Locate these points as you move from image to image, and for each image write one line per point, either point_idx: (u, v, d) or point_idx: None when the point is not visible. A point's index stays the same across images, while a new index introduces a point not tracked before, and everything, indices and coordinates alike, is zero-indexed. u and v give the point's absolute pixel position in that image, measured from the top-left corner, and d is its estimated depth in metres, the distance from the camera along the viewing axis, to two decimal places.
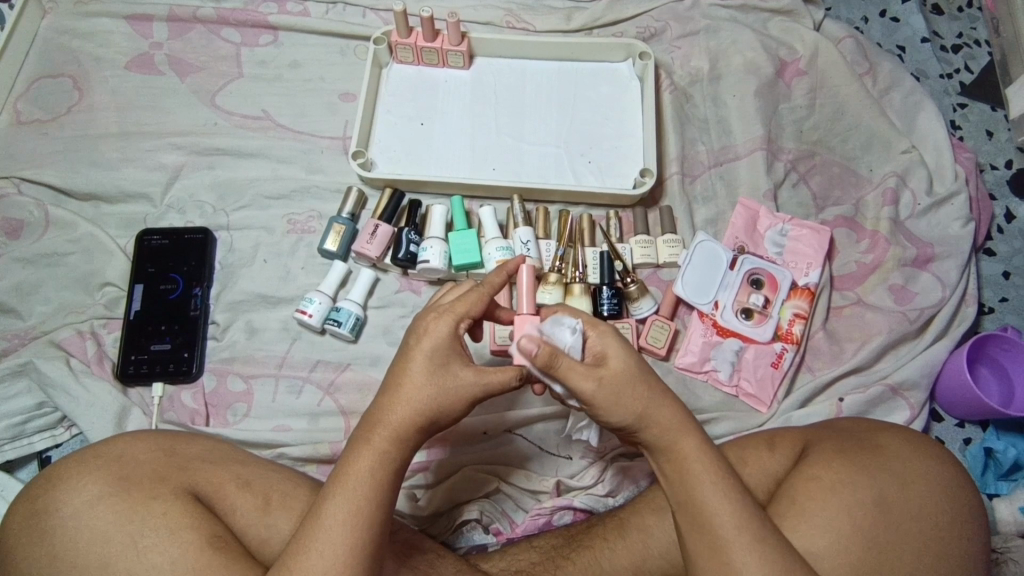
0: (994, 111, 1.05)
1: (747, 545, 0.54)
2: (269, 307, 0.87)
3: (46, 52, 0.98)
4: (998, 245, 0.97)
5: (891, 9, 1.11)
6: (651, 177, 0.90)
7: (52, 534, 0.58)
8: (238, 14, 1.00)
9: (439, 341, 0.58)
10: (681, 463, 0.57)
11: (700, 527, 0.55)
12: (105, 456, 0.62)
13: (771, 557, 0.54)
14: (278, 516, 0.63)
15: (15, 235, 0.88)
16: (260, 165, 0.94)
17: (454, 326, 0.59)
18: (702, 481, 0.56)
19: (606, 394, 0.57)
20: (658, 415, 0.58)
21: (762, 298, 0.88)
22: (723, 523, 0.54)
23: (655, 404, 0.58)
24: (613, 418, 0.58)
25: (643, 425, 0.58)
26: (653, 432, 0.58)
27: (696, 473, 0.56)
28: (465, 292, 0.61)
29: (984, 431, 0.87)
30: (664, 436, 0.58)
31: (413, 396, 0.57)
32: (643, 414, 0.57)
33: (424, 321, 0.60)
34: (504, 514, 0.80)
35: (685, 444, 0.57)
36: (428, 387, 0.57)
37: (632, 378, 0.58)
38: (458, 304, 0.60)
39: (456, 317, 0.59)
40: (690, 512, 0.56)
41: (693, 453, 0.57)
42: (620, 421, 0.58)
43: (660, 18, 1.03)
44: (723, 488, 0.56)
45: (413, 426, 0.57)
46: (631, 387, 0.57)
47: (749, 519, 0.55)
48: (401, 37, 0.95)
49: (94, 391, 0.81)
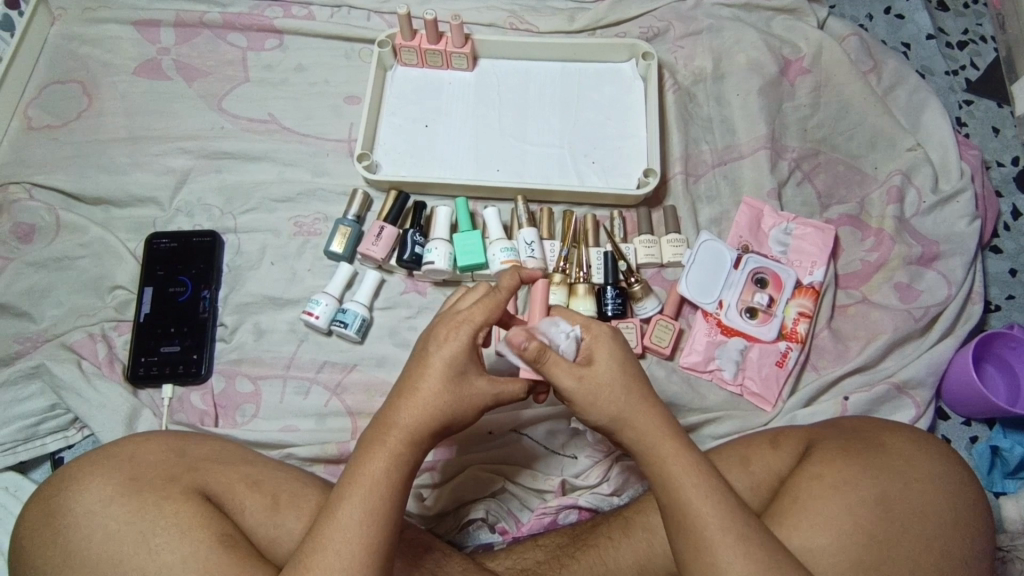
0: (999, 107, 1.04)
1: (732, 544, 0.54)
2: (277, 309, 0.88)
3: (56, 57, 1.00)
4: (1004, 242, 0.97)
5: (895, 6, 1.11)
6: (655, 176, 0.90)
7: (65, 534, 0.59)
8: (244, 18, 1.01)
9: (458, 349, 0.59)
10: (661, 466, 0.57)
11: (686, 528, 0.55)
12: (117, 458, 0.63)
13: (756, 555, 0.54)
14: (287, 515, 0.64)
15: (27, 239, 0.90)
16: (267, 168, 0.95)
17: (473, 335, 0.60)
18: (683, 482, 0.56)
19: (585, 393, 0.58)
20: (636, 417, 0.59)
21: (766, 297, 0.88)
22: (707, 523, 0.55)
23: (631, 407, 0.59)
24: (588, 417, 0.60)
25: (620, 426, 0.59)
26: (633, 434, 0.59)
27: (678, 473, 0.57)
28: (482, 297, 0.61)
29: (991, 429, 0.87)
30: (646, 439, 0.58)
31: (430, 401, 0.58)
32: (619, 417, 0.59)
33: (442, 328, 0.60)
34: (510, 513, 0.80)
35: (665, 448, 0.58)
36: (444, 394, 0.58)
37: (613, 380, 0.59)
38: (477, 312, 0.60)
39: (476, 326, 0.60)
40: (675, 513, 0.56)
41: (672, 456, 0.57)
42: (596, 421, 0.60)
43: (663, 18, 1.03)
44: (705, 489, 0.56)
45: (427, 431, 0.58)
46: (612, 387, 0.59)
47: (734, 518, 0.55)
48: (405, 40, 0.96)
49: (106, 393, 0.82)
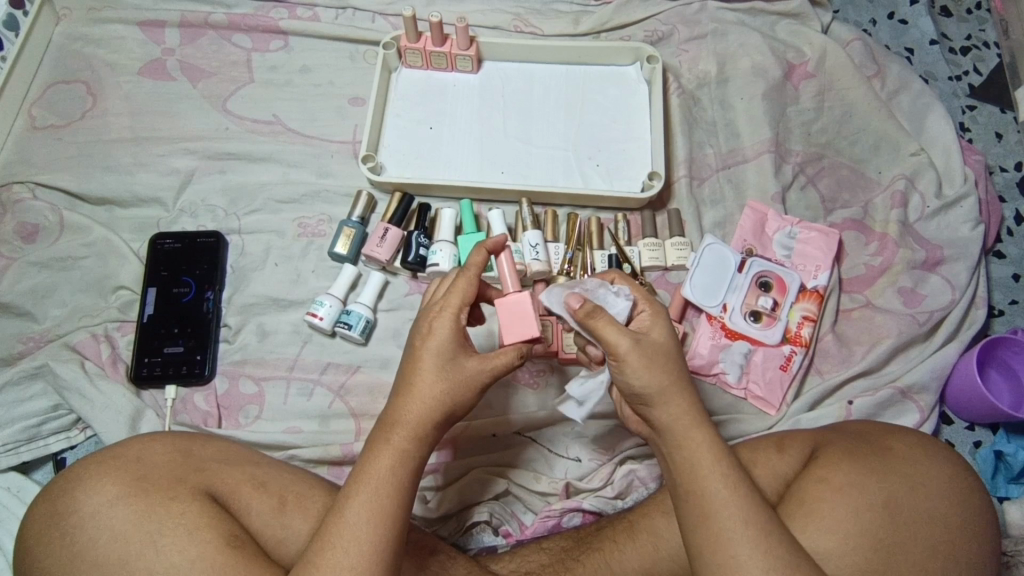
0: (1002, 112, 1.05)
1: (751, 540, 0.54)
2: (280, 310, 0.88)
3: (61, 57, 1.00)
4: (1007, 248, 0.97)
5: (899, 11, 1.11)
6: (660, 179, 0.90)
7: (71, 534, 0.59)
8: (249, 19, 1.01)
9: (442, 337, 0.59)
10: (693, 451, 0.57)
11: (704, 521, 0.55)
12: (123, 458, 0.63)
13: (775, 554, 0.54)
14: (294, 516, 0.64)
15: (30, 239, 0.89)
16: (271, 169, 0.95)
17: (455, 319, 0.60)
18: (712, 474, 0.56)
19: (640, 353, 0.57)
20: (677, 397, 0.58)
21: (770, 300, 0.88)
22: (728, 516, 0.54)
23: (675, 385, 0.58)
24: (636, 380, 0.58)
25: (662, 401, 0.58)
26: (669, 414, 0.58)
27: (707, 463, 0.56)
28: (455, 282, 0.61)
29: (994, 434, 0.87)
30: (680, 421, 0.58)
31: (427, 396, 0.58)
32: (665, 390, 0.58)
33: (426, 321, 0.60)
34: (513, 516, 0.80)
35: (697, 435, 0.57)
36: (440, 384, 0.58)
37: (665, 354, 0.59)
38: (452, 297, 0.60)
39: (455, 310, 0.60)
40: (694, 504, 0.56)
41: (702, 445, 0.57)
42: (640, 387, 0.58)
43: (667, 21, 1.03)
44: (729, 482, 0.56)
45: (430, 424, 0.58)
46: (661, 358, 0.58)
47: (754, 513, 0.55)
48: (410, 42, 0.96)
49: (109, 394, 0.82)
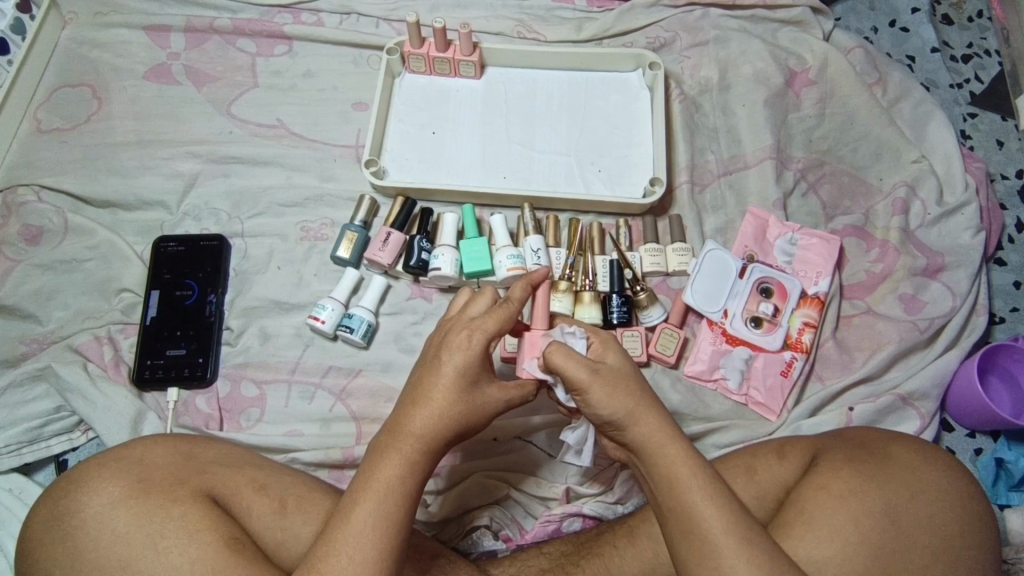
0: (1004, 120, 1.05)
1: (735, 549, 0.54)
2: (282, 313, 0.88)
3: (67, 61, 1.00)
4: (1009, 255, 0.97)
5: (900, 19, 1.12)
6: (661, 185, 0.90)
7: (72, 537, 0.59)
8: (253, 24, 1.02)
9: (471, 359, 0.59)
10: (668, 466, 0.57)
11: (689, 532, 0.55)
12: (125, 459, 0.63)
13: (759, 561, 0.54)
14: (294, 519, 0.64)
15: (35, 241, 0.90)
16: (274, 173, 0.95)
17: (486, 344, 0.60)
18: (689, 486, 0.56)
19: (601, 382, 0.59)
20: (646, 416, 0.59)
21: (771, 307, 0.88)
22: (711, 526, 0.54)
23: (641, 405, 0.59)
24: (601, 409, 0.59)
25: (632, 422, 0.59)
26: (640, 433, 0.59)
27: (684, 476, 0.56)
28: (494, 308, 0.61)
29: (995, 442, 0.87)
30: (652, 438, 0.58)
31: (443, 412, 0.58)
32: (632, 411, 0.59)
33: (455, 336, 0.60)
34: (514, 521, 0.81)
35: (672, 450, 0.58)
36: (458, 403, 0.59)
37: (625, 377, 0.60)
38: (490, 322, 0.60)
39: (489, 335, 0.60)
40: (677, 516, 0.56)
41: (679, 457, 0.57)
42: (610, 415, 0.59)
43: (670, 28, 1.04)
44: (710, 493, 0.56)
45: (441, 439, 0.58)
46: (623, 382, 0.60)
47: (737, 522, 0.55)
48: (413, 47, 0.96)
49: (111, 395, 0.82)
